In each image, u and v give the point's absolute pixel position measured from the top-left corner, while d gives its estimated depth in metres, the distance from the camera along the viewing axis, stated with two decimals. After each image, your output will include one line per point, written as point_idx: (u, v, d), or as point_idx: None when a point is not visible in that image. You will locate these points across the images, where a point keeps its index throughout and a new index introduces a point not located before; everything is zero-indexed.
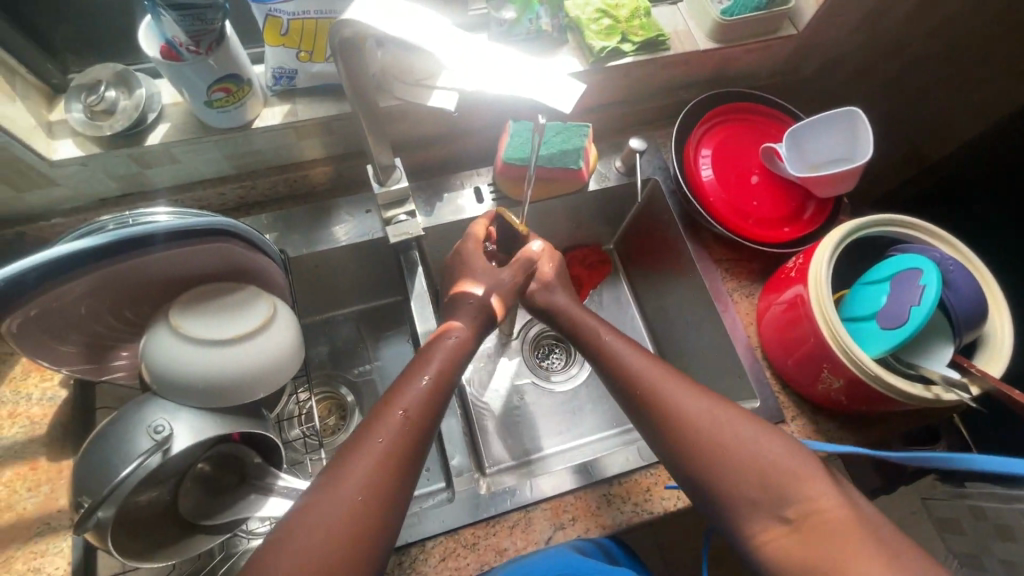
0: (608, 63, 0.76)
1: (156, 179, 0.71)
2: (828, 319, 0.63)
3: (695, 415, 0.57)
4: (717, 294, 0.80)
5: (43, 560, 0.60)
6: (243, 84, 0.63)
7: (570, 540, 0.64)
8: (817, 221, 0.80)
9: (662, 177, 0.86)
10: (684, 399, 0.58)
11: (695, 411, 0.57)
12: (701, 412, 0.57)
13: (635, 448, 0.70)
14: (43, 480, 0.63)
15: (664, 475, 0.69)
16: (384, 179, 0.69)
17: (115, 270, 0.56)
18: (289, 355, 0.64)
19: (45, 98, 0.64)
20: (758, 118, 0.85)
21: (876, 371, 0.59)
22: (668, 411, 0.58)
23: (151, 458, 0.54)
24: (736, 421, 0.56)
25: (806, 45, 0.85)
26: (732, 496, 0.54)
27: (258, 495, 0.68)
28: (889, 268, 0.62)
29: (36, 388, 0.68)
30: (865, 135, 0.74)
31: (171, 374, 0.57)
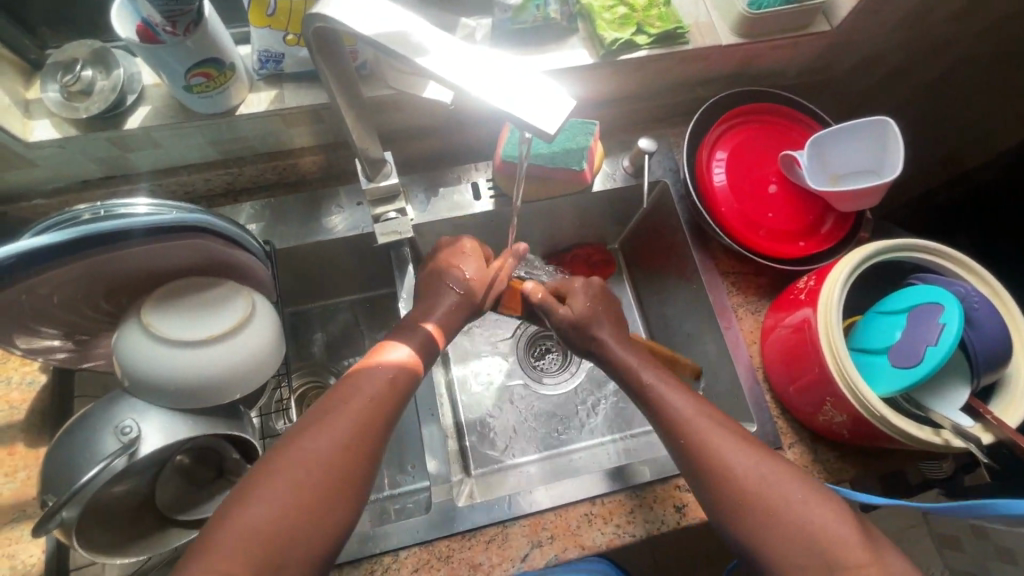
0: (620, 56, 0.70)
1: (139, 163, 0.69)
2: (834, 350, 0.58)
3: (694, 427, 0.56)
4: (721, 309, 0.76)
5: (18, 546, 0.60)
6: (226, 69, 0.59)
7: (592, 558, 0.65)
8: (834, 236, 0.75)
9: (672, 180, 0.81)
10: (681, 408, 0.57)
11: (691, 424, 0.56)
12: (693, 422, 0.56)
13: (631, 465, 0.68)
14: (20, 466, 0.63)
15: (675, 489, 0.67)
16: (372, 174, 0.64)
17: (88, 265, 0.54)
18: (268, 355, 0.62)
19: (21, 74, 0.62)
20: (780, 121, 0.78)
21: (881, 413, 0.55)
22: (671, 419, 0.57)
23: (117, 460, 0.53)
24: (732, 440, 0.55)
25: (840, 43, 0.78)
26: (728, 497, 0.53)
27: (233, 490, 0.67)
28: (908, 300, 0.57)
29: (16, 372, 0.67)
30: (895, 147, 0.68)
31: (143, 372, 0.56)
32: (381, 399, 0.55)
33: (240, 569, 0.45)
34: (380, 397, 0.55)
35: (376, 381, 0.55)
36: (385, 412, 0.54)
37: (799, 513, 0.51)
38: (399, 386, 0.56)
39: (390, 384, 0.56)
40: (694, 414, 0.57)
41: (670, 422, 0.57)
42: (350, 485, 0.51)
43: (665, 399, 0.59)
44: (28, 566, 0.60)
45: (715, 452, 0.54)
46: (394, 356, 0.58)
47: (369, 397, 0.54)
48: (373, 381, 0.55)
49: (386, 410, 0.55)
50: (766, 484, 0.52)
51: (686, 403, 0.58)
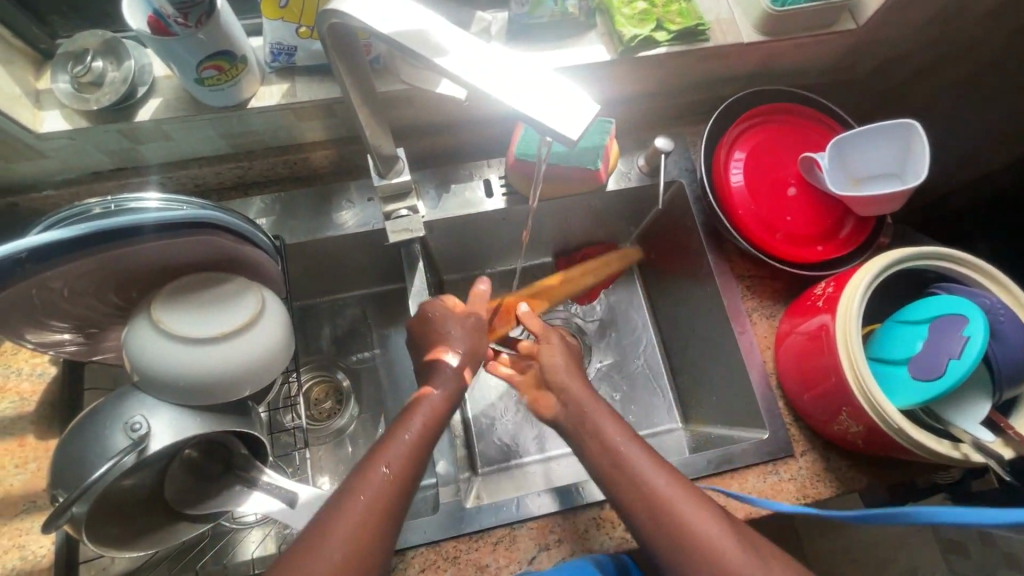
0: (638, 53, 0.68)
1: (150, 155, 0.68)
2: (852, 360, 0.57)
3: (642, 471, 0.54)
4: (735, 313, 0.75)
5: (28, 537, 0.61)
6: (237, 62, 0.58)
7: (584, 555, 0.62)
8: (854, 241, 0.73)
9: (688, 180, 0.80)
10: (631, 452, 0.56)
11: (638, 467, 0.54)
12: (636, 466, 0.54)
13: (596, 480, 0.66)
14: (31, 458, 0.64)
15: None
16: (385, 170, 0.64)
17: (99, 261, 0.53)
18: (278, 353, 0.62)
19: (32, 64, 0.61)
20: (801, 121, 0.77)
21: (900, 425, 0.54)
22: (618, 460, 0.55)
23: (127, 457, 0.53)
24: (678, 484, 0.53)
25: (865, 42, 0.76)
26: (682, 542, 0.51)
27: (242, 486, 0.66)
28: (931, 310, 0.56)
29: (27, 364, 0.68)
30: (919, 152, 0.67)
31: (152, 369, 0.56)
32: (379, 497, 0.51)
33: None
34: (379, 496, 0.51)
35: (373, 479, 0.52)
36: (386, 512, 0.51)
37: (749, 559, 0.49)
38: (404, 479, 0.53)
39: (389, 479, 0.52)
40: (641, 461, 0.55)
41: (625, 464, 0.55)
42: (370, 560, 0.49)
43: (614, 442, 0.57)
44: (38, 557, 0.60)
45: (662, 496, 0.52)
46: (392, 446, 0.55)
47: (365, 496, 0.51)
48: (371, 478, 0.52)
49: (387, 512, 0.51)
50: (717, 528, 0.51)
51: (638, 448, 0.56)
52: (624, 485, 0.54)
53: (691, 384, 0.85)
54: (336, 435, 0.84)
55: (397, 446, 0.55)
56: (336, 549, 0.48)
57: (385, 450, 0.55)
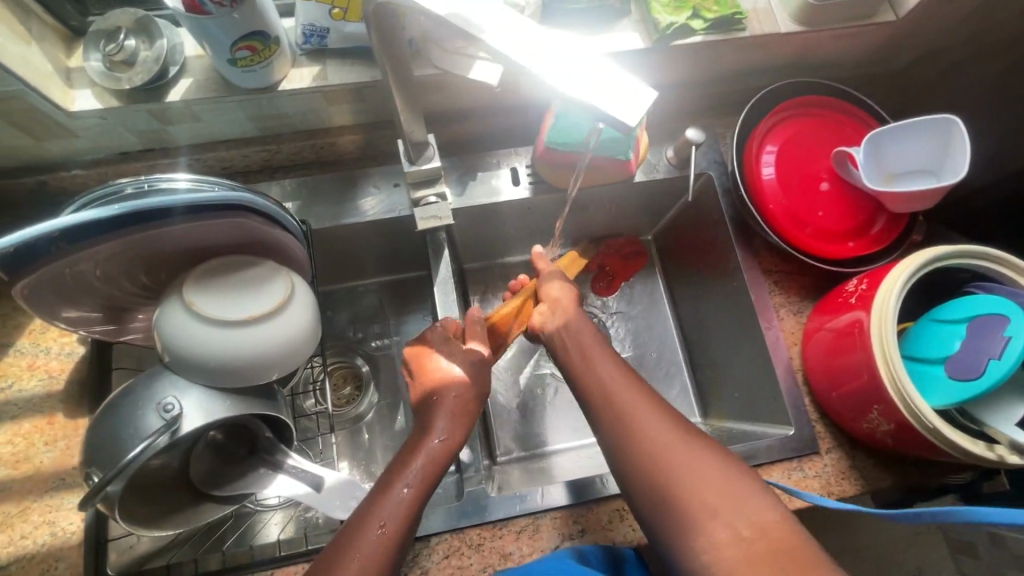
0: (674, 41, 0.67)
1: (178, 136, 0.68)
2: (887, 357, 0.57)
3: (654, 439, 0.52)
4: (763, 308, 0.74)
5: (58, 513, 0.62)
6: (270, 42, 0.57)
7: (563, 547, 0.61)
8: (885, 238, 0.72)
9: (717, 172, 0.79)
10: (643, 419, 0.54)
11: (656, 439, 0.52)
12: (651, 436, 0.52)
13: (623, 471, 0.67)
14: (60, 436, 0.65)
15: None
16: (414, 156, 0.63)
17: (132, 241, 0.53)
18: (306, 338, 0.62)
19: (64, 42, 0.61)
20: (836, 115, 0.75)
21: (936, 425, 0.53)
22: (638, 433, 0.52)
23: (160, 438, 0.53)
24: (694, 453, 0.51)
25: (904, 35, 0.75)
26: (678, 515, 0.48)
27: (267, 470, 0.66)
28: (967, 310, 0.56)
29: (56, 343, 0.68)
30: (959, 149, 0.65)
31: (183, 350, 0.56)
32: (372, 558, 0.49)
33: None
34: (370, 557, 0.49)
35: (367, 539, 0.50)
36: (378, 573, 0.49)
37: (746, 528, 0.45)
38: (399, 534, 0.51)
39: (382, 535, 0.50)
40: (658, 431, 0.52)
41: (635, 436, 0.53)
42: None
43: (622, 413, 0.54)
44: (68, 534, 0.61)
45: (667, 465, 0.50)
46: (387, 501, 0.52)
47: (355, 560, 0.49)
48: (363, 537, 0.50)
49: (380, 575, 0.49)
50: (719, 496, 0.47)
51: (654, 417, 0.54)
52: (634, 460, 0.52)
53: (710, 378, 0.84)
54: (355, 422, 0.84)
55: (394, 503, 0.52)
56: None
57: (379, 505, 0.52)
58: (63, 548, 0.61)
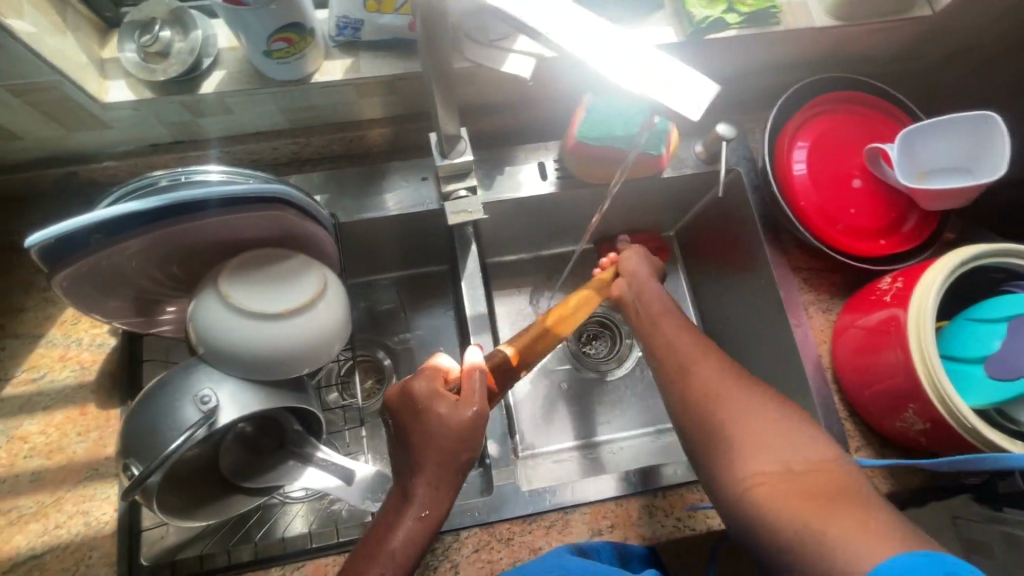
0: (708, 35, 0.66)
1: (209, 128, 0.68)
2: (925, 356, 0.56)
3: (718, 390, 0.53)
4: (792, 306, 0.73)
5: (92, 503, 0.62)
6: (306, 34, 0.57)
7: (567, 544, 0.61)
8: (918, 236, 0.72)
9: (746, 168, 0.78)
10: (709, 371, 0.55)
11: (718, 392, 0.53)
12: (715, 389, 0.53)
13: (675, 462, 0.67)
14: (93, 427, 0.65)
15: None
16: (447, 150, 0.63)
17: (167, 234, 0.53)
18: (338, 330, 0.61)
19: (98, 33, 0.61)
20: (867, 111, 0.74)
21: (975, 425, 0.53)
22: (705, 391, 0.53)
23: (198, 430, 0.53)
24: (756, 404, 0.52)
25: (938, 30, 0.74)
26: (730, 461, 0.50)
27: (296, 462, 0.66)
28: (1008, 309, 0.55)
29: (86, 334, 0.68)
30: (997, 146, 0.65)
31: (218, 342, 0.56)
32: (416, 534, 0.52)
33: None
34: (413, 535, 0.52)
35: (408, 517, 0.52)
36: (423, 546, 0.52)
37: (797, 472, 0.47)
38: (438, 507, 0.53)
39: (421, 514, 0.52)
40: (722, 382, 0.54)
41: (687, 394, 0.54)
42: None
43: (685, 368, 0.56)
44: (101, 523, 0.62)
45: (726, 414, 0.51)
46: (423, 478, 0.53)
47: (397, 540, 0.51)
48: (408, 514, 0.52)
49: None
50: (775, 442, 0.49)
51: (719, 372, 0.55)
52: (693, 413, 0.53)
53: None
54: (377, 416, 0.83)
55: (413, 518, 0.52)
56: None
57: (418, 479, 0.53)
58: (97, 538, 0.61)
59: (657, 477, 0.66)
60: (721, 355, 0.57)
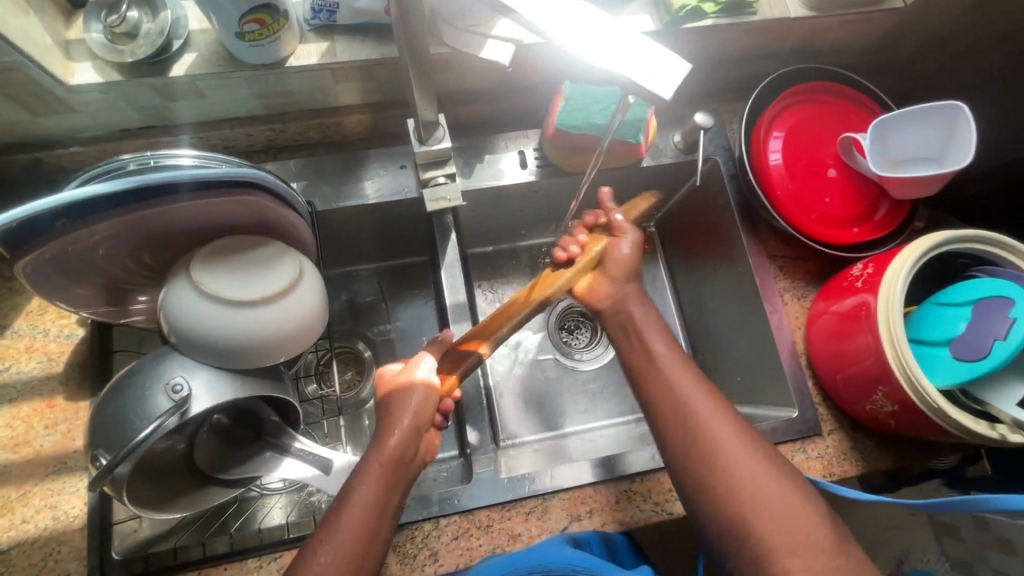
0: (686, 24, 0.67)
1: (180, 113, 0.66)
2: (894, 340, 0.57)
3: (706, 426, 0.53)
4: (767, 293, 0.75)
5: (60, 497, 0.61)
6: (280, 16, 0.56)
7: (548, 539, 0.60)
8: (889, 224, 0.73)
9: (723, 158, 0.79)
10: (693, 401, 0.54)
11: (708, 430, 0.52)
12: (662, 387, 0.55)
13: (626, 454, 0.67)
14: (61, 419, 0.63)
15: None
16: (425, 136, 0.62)
17: (136, 219, 0.52)
18: (314, 319, 0.61)
19: (63, 13, 0.59)
20: (840, 102, 0.76)
21: (941, 406, 0.54)
22: None
23: (169, 419, 0.52)
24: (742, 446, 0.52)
25: (909, 23, 0.75)
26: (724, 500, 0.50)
27: (273, 453, 0.65)
28: (971, 293, 0.57)
29: (53, 325, 0.67)
30: (964, 136, 0.66)
31: (190, 330, 0.55)
32: (346, 557, 0.48)
33: None
34: (343, 554, 0.48)
35: (345, 523, 0.49)
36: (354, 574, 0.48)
37: (779, 514, 0.48)
38: (368, 531, 0.50)
39: (354, 534, 0.50)
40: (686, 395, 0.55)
41: None
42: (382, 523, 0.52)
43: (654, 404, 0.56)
44: (71, 517, 0.60)
45: (713, 447, 0.51)
46: (355, 498, 0.51)
47: (326, 556, 0.48)
48: (334, 537, 0.49)
49: (396, 470, 0.54)
50: (766, 485, 0.50)
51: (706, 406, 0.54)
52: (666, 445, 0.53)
53: (711, 364, 0.84)
54: (358, 406, 0.83)
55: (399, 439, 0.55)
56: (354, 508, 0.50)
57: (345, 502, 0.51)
58: (66, 532, 0.60)
59: (636, 463, 0.66)
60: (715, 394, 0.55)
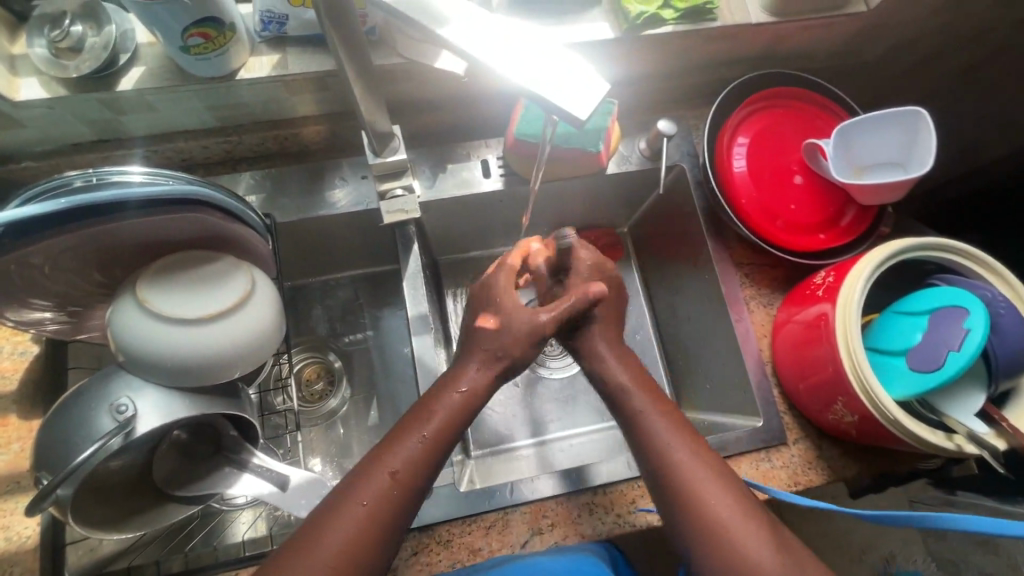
0: (644, 32, 0.66)
1: (133, 126, 0.65)
2: (851, 351, 0.57)
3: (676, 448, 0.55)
4: (733, 301, 0.74)
5: (12, 518, 0.60)
6: (226, 29, 0.55)
7: (547, 548, 0.62)
8: (855, 229, 0.73)
9: (690, 164, 0.78)
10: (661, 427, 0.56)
11: (678, 459, 0.54)
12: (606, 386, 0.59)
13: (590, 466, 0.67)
14: (14, 438, 0.63)
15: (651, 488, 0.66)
16: (379, 149, 0.61)
17: (82, 237, 0.51)
18: (269, 334, 0.60)
19: (7, 28, 0.58)
20: (805, 107, 0.75)
21: (897, 417, 0.54)
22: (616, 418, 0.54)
23: (113, 440, 0.52)
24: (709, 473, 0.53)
25: (872, 28, 0.75)
26: (703, 524, 0.51)
27: (233, 469, 0.64)
28: (928, 302, 0.56)
29: (7, 342, 0.66)
30: (926, 141, 0.66)
31: (139, 350, 0.54)
32: (380, 503, 0.50)
33: (353, 543, 0.49)
34: (379, 503, 0.50)
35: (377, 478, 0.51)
36: (385, 522, 0.50)
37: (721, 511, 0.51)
38: (408, 485, 0.52)
39: (393, 484, 0.51)
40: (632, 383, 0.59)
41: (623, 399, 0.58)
42: (411, 483, 0.52)
43: (644, 418, 0.57)
44: (23, 538, 0.59)
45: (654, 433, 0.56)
46: (401, 450, 0.53)
47: (366, 500, 0.50)
48: (371, 483, 0.51)
49: (448, 431, 0.55)
50: (736, 513, 0.51)
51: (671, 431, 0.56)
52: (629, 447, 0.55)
53: (685, 372, 0.84)
54: (328, 417, 0.83)
55: (446, 411, 0.55)
56: (397, 462, 0.52)
57: (392, 451, 0.53)
58: (18, 553, 0.59)
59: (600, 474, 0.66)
60: (681, 421, 0.57)
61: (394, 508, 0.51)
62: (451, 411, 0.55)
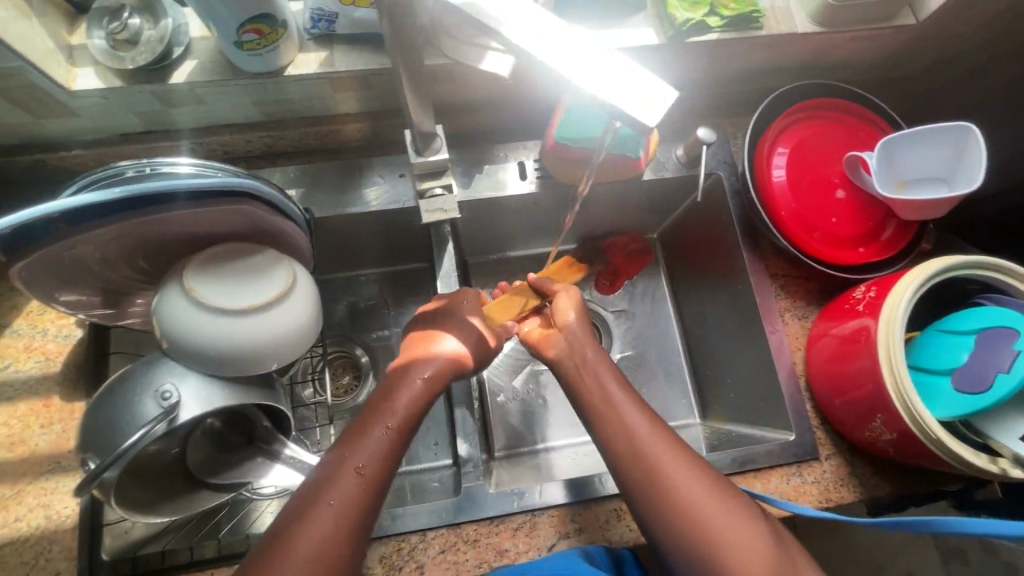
0: (689, 38, 0.66)
1: (181, 118, 0.67)
2: (894, 367, 0.56)
3: (654, 452, 0.54)
4: (768, 313, 0.73)
5: (52, 496, 0.62)
6: (278, 26, 0.56)
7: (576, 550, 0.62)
8: (895, 245, 0.72)
9: (727, 172, 0.78)
10: (637, 427, 0.55)
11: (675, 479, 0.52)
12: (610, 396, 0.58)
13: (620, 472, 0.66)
14: (56, 419, 0.64)
15: None
16: (422, 148, 0.62)
17: (133, 227, 0.52)
18: (307, 327, 0.60)
19: (67, 19, 0.59)
20: (849, 118, 0.74)
21: (940, 437, 0.53)
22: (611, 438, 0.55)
23: (157, 426, 0.52)
24: (698, 473, 0.52)
25: (922, 40, 0.74)
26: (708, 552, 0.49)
27: (264, 459, 0.64)
28: (974, 321, 0.55)
29: (52, 325, 0.68)
30: (974, 157, 0.64)
31: (182, 337, 0.55)
32: (347, 502, 0.50)
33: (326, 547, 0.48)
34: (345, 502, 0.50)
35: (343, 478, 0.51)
36: (351, 522, 0.49)
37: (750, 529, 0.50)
38: (374, 480, 0.52)
39: (360, 482, 0.51)
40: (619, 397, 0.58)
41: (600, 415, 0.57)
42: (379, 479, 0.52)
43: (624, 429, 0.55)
44: (62, 517, 0.61)
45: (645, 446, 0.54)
46: (367, 446, 0.53)
47: (334, 501, 0.49)
48: (339, 483, 0.50)
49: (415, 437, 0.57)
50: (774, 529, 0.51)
51: (652, 430, 0.55)
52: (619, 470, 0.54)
53: (711, 380, 0.84)
54: (353, 412, 0.83)
55: None
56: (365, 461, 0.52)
57: (357, 449, 0.53)
58: (57, 531, 0.60)
59: None
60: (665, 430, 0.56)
61: (366, 506, 0.51)
62: (417, 413, 0.57)
